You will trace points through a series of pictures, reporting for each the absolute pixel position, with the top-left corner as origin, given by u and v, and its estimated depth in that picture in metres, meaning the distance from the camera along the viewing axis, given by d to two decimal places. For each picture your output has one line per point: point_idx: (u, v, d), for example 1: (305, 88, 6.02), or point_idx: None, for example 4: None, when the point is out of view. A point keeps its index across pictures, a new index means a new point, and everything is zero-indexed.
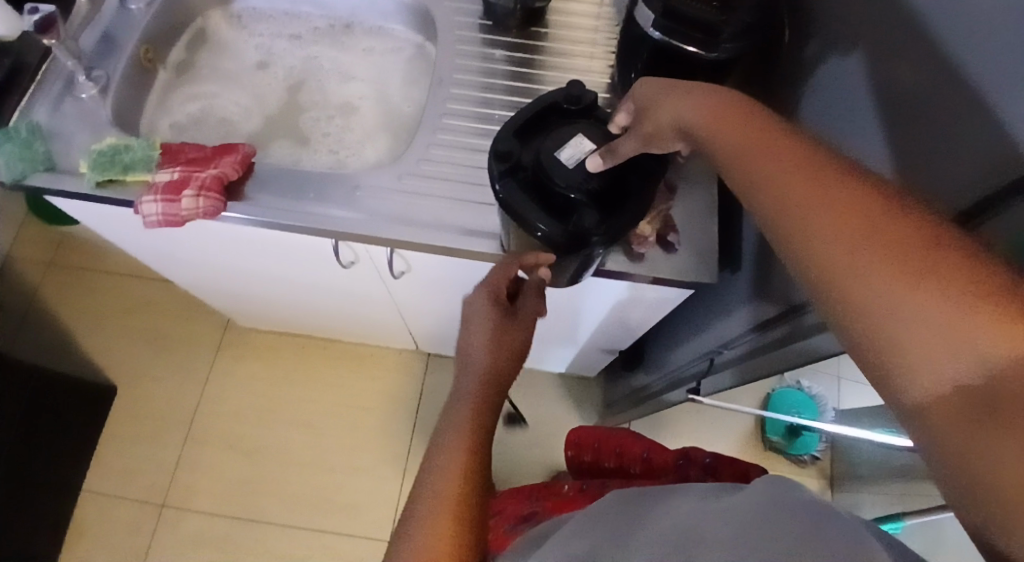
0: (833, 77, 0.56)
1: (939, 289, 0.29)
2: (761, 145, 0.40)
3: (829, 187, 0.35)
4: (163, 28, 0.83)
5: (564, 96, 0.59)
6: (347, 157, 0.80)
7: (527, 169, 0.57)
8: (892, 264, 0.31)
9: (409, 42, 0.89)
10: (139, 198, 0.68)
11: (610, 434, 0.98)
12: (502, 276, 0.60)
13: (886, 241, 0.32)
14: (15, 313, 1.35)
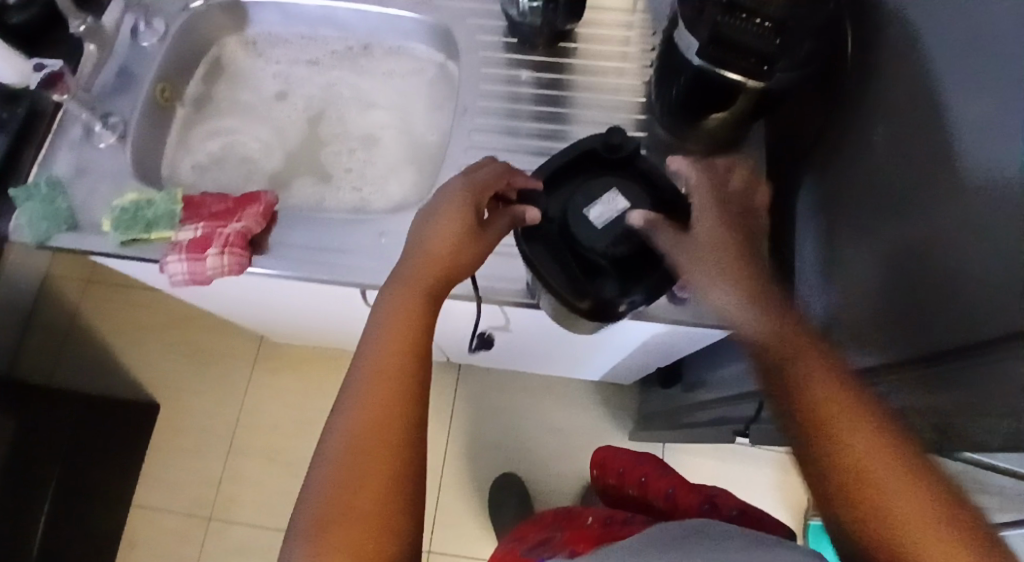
0: (926, 109, 0.49)
1: (921, 529, 0.36)
2: (786, 344, 0.45)
3: (835, 410, 0.41)
4: (177, 63, 0.81)
5: (605, 141, 0.55)
6: (371, 195, 0.77)
7: (553, 223, 0.54)
8: (888, 498, 0.37)
9: (430, 62, 0.84)
10: (164, 257, 0.66)
11: (637, 464, 1.04)
12: (491, 175, 0.53)
13: (887, 481, 0.38)
14: (58, 332, 1.37)
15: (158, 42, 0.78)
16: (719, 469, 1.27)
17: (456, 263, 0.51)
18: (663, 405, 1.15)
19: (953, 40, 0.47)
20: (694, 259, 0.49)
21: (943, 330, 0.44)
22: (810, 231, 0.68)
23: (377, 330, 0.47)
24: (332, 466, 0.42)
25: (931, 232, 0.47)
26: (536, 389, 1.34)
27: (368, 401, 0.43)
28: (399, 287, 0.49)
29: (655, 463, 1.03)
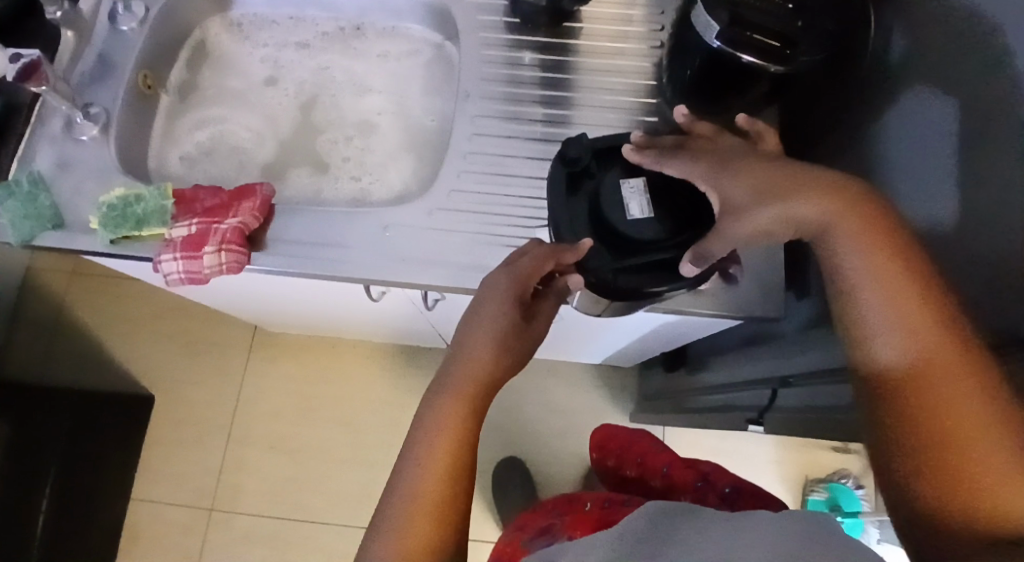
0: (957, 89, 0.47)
1: (968, 389, 0.39)
2: (869, 241, 0.45)
3: (940, 357, 0.41)
4: (160, 48, 0.77)
5: (562, 160, 0.56)
6: (371, 185, 0.75)
7: (621, 250, 0.54)
8: (976, 443, 0.39)
9: (426, 43, 0.81)
10: (157, 256, 0.63)
11: (635, 443, 1.02)
12: (536, 268, 0.52)
13: (958, 380, 0.40)
14: (46, 326, 1.33)
15: (139, 26, 0.73)
16: (719, 448, 1.27)
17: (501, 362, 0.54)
18: (666, 387, 1.15)
19: (985, 23, 0.44)
20: (776, 203, 0.48)
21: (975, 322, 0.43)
22: None
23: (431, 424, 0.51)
24: (387, 538, 0.47)
25: (952, 225, 0.46)
26: (536, 372, 1.33)
27: (421, 485, 0.48)
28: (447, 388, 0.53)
29: (653, 442, 1.02)
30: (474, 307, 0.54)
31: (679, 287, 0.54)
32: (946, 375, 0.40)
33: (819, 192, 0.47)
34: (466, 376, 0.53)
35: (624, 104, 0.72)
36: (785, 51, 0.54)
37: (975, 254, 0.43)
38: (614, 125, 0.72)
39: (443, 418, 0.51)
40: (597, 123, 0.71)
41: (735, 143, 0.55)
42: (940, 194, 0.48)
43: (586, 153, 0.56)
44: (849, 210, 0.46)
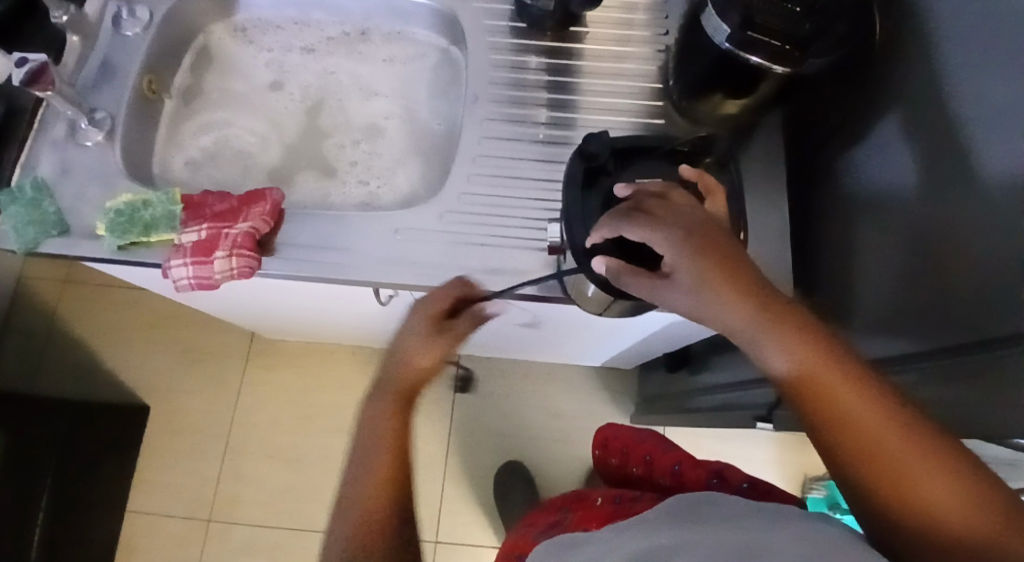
0: (967, 88, 0.48)
1: (870, 414, 0.38)
2: (733, 288, 0.42)
3: (826, 376, 0.40)
4: (163, 53, 0.76)
5: (580, 156, 0.54)
6: (379, 189, 0.74)
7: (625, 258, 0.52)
8: (881, 448, 0.38)
9: (433, 47, 0.81)
10: (166, 261, 0.62)
11: (637, 442, 1.02)
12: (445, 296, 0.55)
13: (857, 411, 0.38)
14: (37, 337, 1.31)
15: (143, 30, 0.73)
16: (719, 449, 1.28)
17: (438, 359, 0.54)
18: (668, 389, 1.15)
19: (997, 27, 0.45)
20: (698, 271, 0.42)
21: (987, 318, 0.44)
22: (829, 216, 0.68)
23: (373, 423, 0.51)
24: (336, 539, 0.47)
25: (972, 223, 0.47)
26: (536, 375, 1.33)
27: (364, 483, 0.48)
28: (388, 389, 0.52)
29: (658, 439, 1.01)
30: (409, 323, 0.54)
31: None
32: (850, 408, 0.39)
33: (700, 250, 0.42)
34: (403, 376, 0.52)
35: (630, 107, 0.73)
36: (796, 54, 0.55)
37: (995, 250, 0.44)
38: (620, 127, 0.72)
39: (376, 430, 0.50)
40: (603, 126, 0.72)
41: (686, 198, 0.47)
42: (955, 193, 0.49)
43: (605, 151, 0.54)
44: (713, 262, 0.42)
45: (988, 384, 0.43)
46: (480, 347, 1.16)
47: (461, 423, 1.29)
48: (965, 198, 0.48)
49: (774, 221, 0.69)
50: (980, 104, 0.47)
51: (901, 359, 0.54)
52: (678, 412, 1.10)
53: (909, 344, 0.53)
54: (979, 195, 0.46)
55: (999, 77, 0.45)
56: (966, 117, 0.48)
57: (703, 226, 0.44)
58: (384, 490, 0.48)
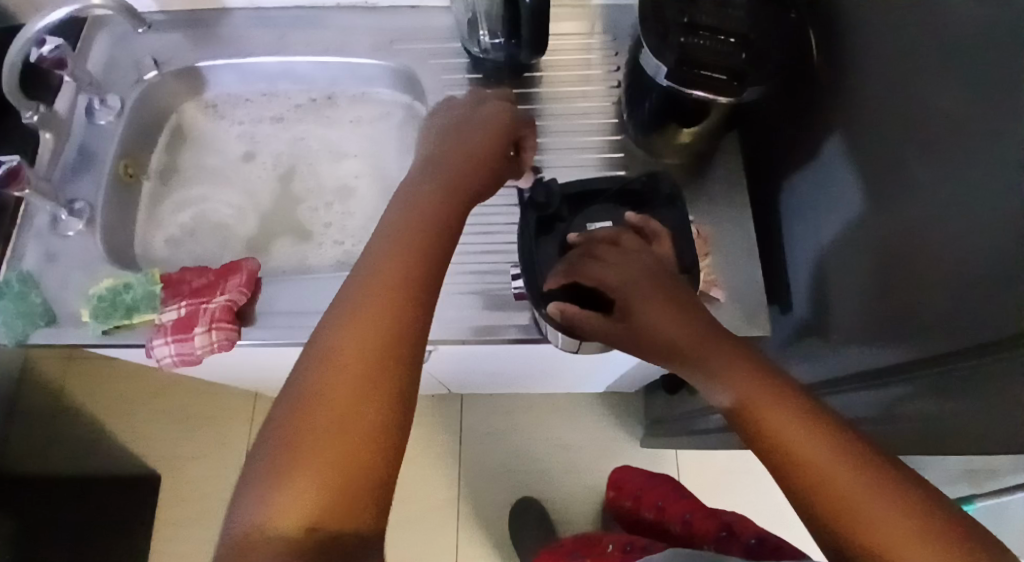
0: (917, 102, 0.49)
1: (829, 457, 0.36)
2: (691, 340, 0.44)
3: (782, 418, 0.38)
4: (137, 138, 0.79)
5: (532, 206, 0.56)
6: (354, 248, 0.77)
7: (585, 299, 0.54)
8: (842, 493, 0.35)
9: (397, 104, 0.83)
10: (149, 341, 0.64)
11: (651, 486, 1.06)
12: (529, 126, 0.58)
13: (816, 451, 0.36)
14: (44, 417, 1.31)
15: (116, 118, 0.76)
16: (733, 465, 1.26)
17: (447, 219, 0.45)
18: (670, 411, 1.15)
19: (937, 41, 0.46)
20: (641, 303, 0.46)
21: (965, 324, 0.44)
22: (796, 233, 0.68)
23: (340, 318, 0.39)
24: (338, 328, 0.39)
25: (941, 233, 0.47)
26: (539, 408, 1.33)
27: (375, 278, 0.41)
28: (445, 170, 0.49)
29: (670, 487, 1.05)
30: (470, 105, 0.55)
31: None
32: (807, 448, 0.37)
33: (648, 301, 0.46)
34: (400, 244, 0.42)
35: (590, 145, 0.74)
36: (733, 84, 0.57)
37: (968, 250, 0.44)
38: (583, 164, 0.73)
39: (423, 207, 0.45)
40: (565, 166, 0.73)
41: (636, 242, 0.51)
42: (920, 203, 0.49)
43: (556, 197, 0.56)
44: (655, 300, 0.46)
45: (979, 392, 0.42)
46: (479, 385, 1.16)
47: (468, 463, 1.29)
48: (927, 206, 0.48)
49: (744, 242, 0.70)
50: (931, 110, 0.47)
51: (896, 371, 0.52)
52: (680, 435, 1.09)
53: (896, 355, 0.52)
54: (943, 198, 0.47)
55: (945, 86, 0.46)
56: (920, 129, 0.49)
57: (653, 268, 0.49)
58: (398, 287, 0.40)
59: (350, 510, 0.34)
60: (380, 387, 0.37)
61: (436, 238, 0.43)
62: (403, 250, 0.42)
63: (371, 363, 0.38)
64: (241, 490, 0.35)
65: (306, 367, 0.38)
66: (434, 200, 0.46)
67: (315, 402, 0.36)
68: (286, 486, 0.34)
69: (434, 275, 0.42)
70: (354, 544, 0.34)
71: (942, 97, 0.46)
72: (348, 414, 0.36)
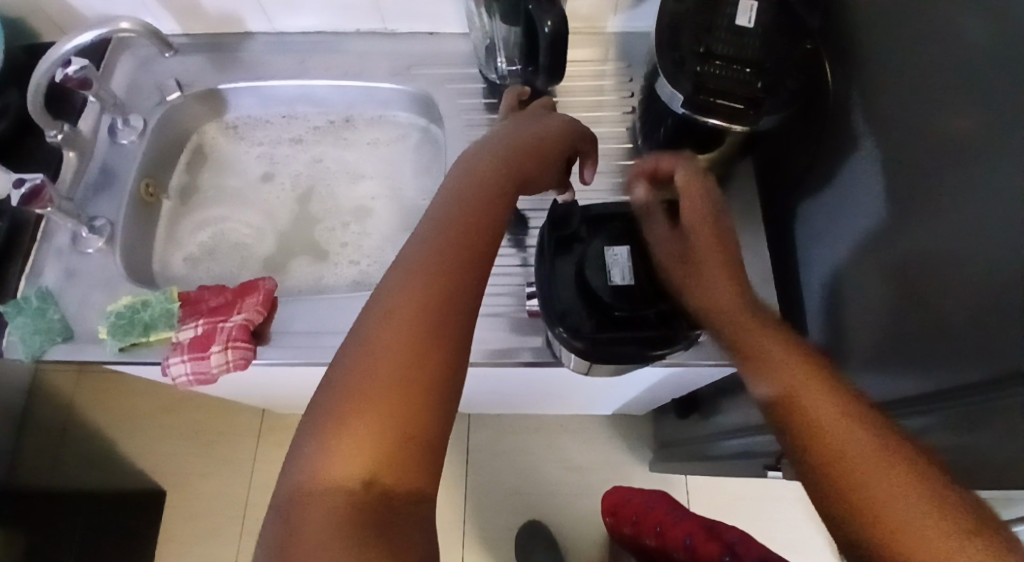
0: (932, 137, 0.50)
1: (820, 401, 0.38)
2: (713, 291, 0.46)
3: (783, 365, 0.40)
4: (159, 158, 0.80)
5: (551, 226, 0.57)
6: (370, 268, 0.77)
7: (604, 315, 0.54)
8: (828, 434, 0.36)
9: (413, 127, 0.84)
10: (166, 360, 0.64)
11: (649, 510, 1.06)
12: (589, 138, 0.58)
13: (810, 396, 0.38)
14: (54, 432, 1.31)
15: (139, 138, 0.77)
16: (743, 498, 1.24)
17: (499, 199, 0.46)
18: (681, 435, 1.14)
19: (953, 76, 0.47)
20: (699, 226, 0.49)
21: (984, 357, 0.44)
22: (813, 260, 0.68)
23: (398, 276, 0.40)
24: (395, 288, 0.39)
25: (956, 265, 0.47)
26: (549, 430, 1.32)
27: (427, 249, 0.41)
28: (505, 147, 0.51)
29: (670, 508, 1.06)
30: (531, 115, 0.57)
31: (675, 347, 0.54)
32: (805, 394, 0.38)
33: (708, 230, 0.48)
34: (450, 218, 0.44)
35: (605, 169, 0.75)
36: (750, 113, 0.57)
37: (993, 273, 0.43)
38: (598, 189, 0.74)
39: (473, 179, 0.47)
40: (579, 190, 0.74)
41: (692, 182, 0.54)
42: (934, 232, 0.50)
43: (575, 217, 0.57)
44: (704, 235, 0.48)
45: (1004, 422, 0.41)
46: (488, 405, 1.15)
47: (476, 484, 1.28)
48: (948, 229, 0.48)
49: (757, 268, 0.70)
50: (951, 135, 0.48)
51: (918, 402, 0.51)
52: (690, 460, 1.08)
53: (916, 384, 0.51)
54: (964, 222, 0.47)
55: (965, 112, 0.46)
56: (936, 159, 0.49)
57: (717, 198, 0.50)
58: (451, 257, 0.41)
59: (401, 464, 0.34)
60: (433, 349, 0.37)
61: (486, 216, 0.44)
62: (457, 223, 0.43)
63: (425, 326, 0.38)
64: (294, 444, 0.35)
65: (361, 326, 0.39)
66: (487, 180, 0.47)
67: (371, 357, 0.37)
68: (340, 439, 0.34)
69: (484, 251, 0.43)
70: (405, 502, 0.34)
71: (958, 130, 0.47)
72: (405, 372, 0.36)
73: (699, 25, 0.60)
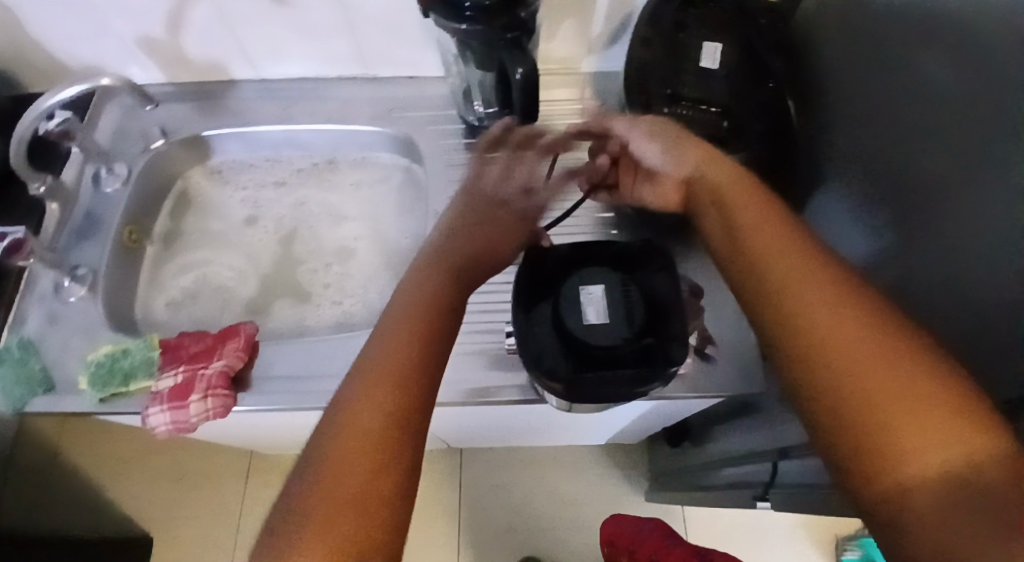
0: (895, 173, 0.51)
1: (826, 298, 0.39)
2: (741, 202, 0.48)
3: (793, 262, 0.42)
4: (142, 205, 0.81)
5: (525, 267, 0.58)
6: (353, 308, 0.78)
7: (578, 354, 0.54)
8: (836, 327, 0.37)
9: (396, 167, 0.85)
10: (145, 409, 0.64)
11: (644, 537, 1.05)
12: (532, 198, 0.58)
13: (817, 294, 0.39)
14: (40, 479, 1.29)
15: (123, 186, 0.78)
16: (741, 535, 1.22)
17: (445, 307, 0.46)
18: (675, 465, 1.13)
19: (910, 118, 0.49)
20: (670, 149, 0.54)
21: None
22: None
23: (367, 350, 0.43)
24: (358, 368, 0.42)
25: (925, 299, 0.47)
26: (541, 463, 1.31)
27: (392, 326, 0.44)
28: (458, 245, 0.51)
29: (660, 535, 1.04)
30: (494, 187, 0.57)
31: (651, 385, 0.54)
32: (811, 287, 0.40)
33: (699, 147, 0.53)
34: (411, 293, 0.46)
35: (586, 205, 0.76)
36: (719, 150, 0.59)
37: (943, 309, 0.44)
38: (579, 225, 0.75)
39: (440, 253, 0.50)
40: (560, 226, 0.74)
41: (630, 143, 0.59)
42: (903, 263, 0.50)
43: (550, 258, 0.58)
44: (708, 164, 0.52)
45: None
46: (478, 439, 1.15)
47: (469, 520, 1.26)
48: (906, 262, 0.48)
49: None
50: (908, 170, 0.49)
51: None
52: (683, 490, 1.07)
53: None
54: (918, 256, 0.47)
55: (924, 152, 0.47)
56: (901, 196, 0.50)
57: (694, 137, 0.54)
58: (411, 325, 0.44)
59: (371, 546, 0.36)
60: (392, 462, 0.38)
61: (437, 318, 0.45)
62: (418, 297, 0.46)
63: (380, 433, 0.39)
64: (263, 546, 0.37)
65: (328, 411, 0.41)
66: (445, 277, 0.48)
67: (335, 440, 0.39)
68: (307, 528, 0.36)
69: (428, 380, 0.42)
70: None
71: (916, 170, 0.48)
72: (368, 451, 0.38)
73: (666, 69, 0.62)
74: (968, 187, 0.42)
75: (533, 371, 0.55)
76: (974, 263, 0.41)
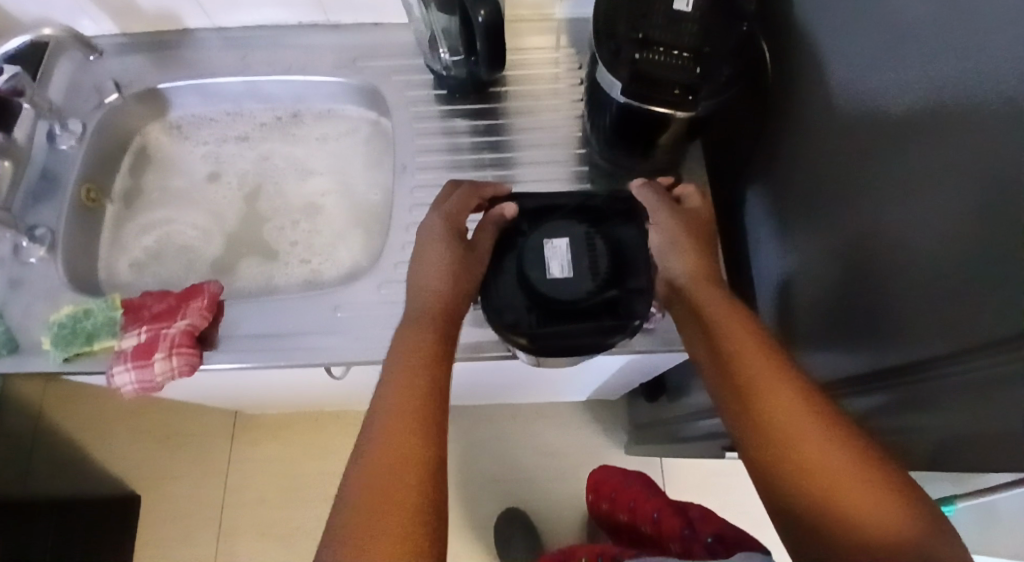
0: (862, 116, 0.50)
1: (776, 380, 0.46)
2: (696, 279, 0.52)
3: (745, 345, 0.48)
4: (99, 162, 0.78)
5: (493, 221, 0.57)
6: (322, 266, 0.77)
7: (542, 309, 0.54)
8: (786, 408, 0.44)
9: (363, 120, 0.83)
10: (110, 369, 0.63)
11: (624, 486, 1.07)
12: (462, 206, 0.56)
13: (768, 376, 0.46)
14: (24, 443, 1.30)
15: (78, 143, 0.75)
16: (717, 484, 1.25)
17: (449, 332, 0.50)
18: (653, 418, 1.15)
19: (875, 59, 0.48)
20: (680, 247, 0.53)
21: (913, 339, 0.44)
22: (764, 239, 0.66)
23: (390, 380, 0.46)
24: (384, 394, 0.45)
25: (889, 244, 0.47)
26: (522, 417, 1.32)
27: (408, 353, 0.48)
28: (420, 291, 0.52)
29: (643, 485, 1.06)
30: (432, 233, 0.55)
31: (615, 338, 0.55)
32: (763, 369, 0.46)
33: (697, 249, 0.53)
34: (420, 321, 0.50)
35: (558, 157, 0.74)
36: (688, 98, 0.57)
37: (915, 257, 0.43)
38: (550, 177, 0.73)
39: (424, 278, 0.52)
40: (532, 179, 0.73)
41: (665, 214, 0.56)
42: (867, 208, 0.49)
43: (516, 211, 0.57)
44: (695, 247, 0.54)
45: (945, 401, 0.41)
46: (459, 395, 1.15)
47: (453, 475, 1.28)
48: (874, 205, 0.48)
49: None
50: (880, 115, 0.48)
51: (860, 382, 0.50)
52: (662, 442, 1.09)
53: (852, 362, 0.52)
54: (888, 199, 0.46)
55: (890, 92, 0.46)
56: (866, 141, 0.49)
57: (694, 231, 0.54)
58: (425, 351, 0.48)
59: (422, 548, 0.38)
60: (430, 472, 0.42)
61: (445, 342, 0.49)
62: (426, 326, 0.50)
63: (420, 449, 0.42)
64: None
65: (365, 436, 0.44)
66: (445, 303, 0.51)
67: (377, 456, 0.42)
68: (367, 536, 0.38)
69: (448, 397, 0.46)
70: None
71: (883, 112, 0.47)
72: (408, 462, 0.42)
73: (634, 12, 0.59)
74: (939, 126, 0.41)
75: (495, 328, 0.54)
76: (943, 199, 0.41)
